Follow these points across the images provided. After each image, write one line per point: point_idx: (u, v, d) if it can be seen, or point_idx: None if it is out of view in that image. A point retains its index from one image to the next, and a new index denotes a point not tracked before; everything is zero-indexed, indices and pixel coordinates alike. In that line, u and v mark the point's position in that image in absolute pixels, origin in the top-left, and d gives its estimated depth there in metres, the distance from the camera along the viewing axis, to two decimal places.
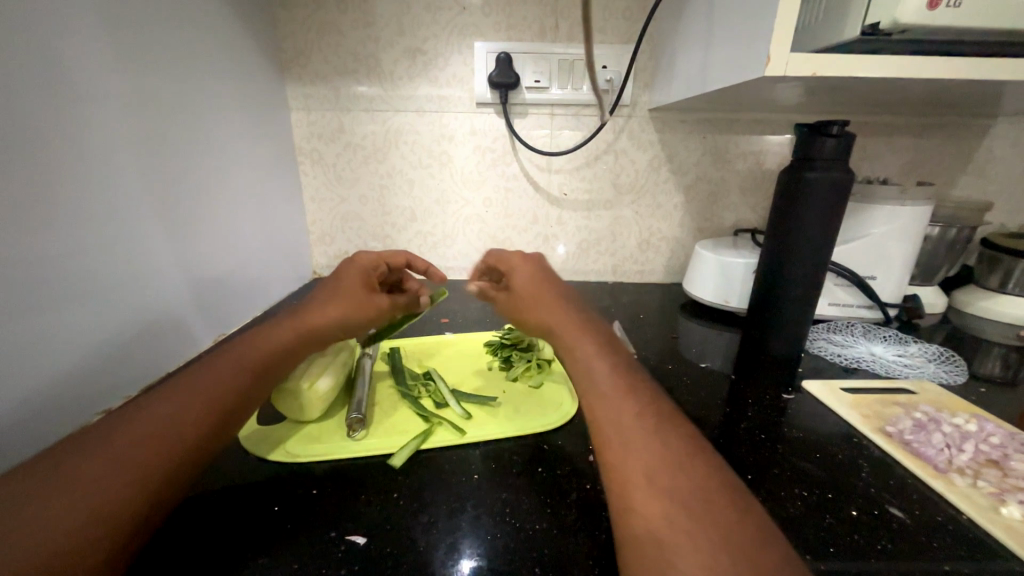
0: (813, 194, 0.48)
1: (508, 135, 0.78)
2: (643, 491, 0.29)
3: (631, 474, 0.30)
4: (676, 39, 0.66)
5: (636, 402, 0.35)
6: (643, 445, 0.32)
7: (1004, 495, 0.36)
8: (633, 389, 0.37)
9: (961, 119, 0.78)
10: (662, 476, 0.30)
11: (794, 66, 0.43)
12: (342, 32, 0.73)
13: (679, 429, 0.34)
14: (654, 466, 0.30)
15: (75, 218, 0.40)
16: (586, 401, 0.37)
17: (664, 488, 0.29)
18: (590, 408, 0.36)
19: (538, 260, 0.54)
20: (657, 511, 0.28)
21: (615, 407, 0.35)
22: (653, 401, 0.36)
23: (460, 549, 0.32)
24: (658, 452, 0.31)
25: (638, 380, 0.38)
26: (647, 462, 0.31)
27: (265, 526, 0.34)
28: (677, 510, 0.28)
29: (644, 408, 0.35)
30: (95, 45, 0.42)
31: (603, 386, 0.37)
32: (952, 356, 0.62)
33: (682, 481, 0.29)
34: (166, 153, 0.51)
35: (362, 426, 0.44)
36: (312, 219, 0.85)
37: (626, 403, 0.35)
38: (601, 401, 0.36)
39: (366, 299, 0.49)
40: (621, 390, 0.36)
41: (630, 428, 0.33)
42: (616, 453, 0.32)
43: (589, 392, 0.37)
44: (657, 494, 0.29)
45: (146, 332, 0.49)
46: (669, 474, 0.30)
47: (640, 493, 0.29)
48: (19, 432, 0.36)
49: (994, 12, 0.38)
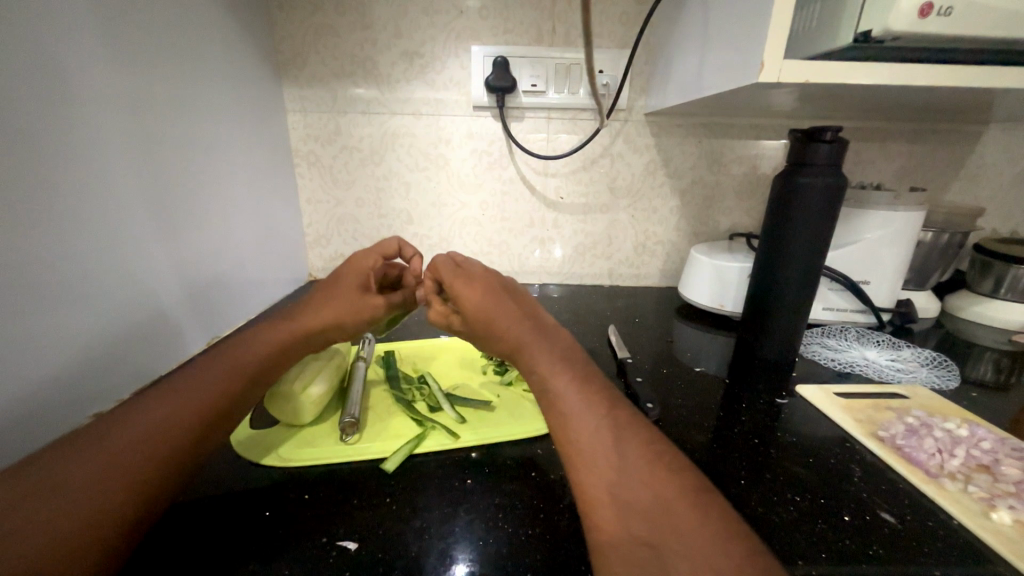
0: (806, 201, 0.49)
1: (505, 139, 0.79)
2: (611, 507, 0.29)
3: (598, 491, 0.31)
4: (673, 45, 0.66)
5: (598, 413, 0.35)
6: (608, 459, 0.32)
7: (995, 501, 0.37)
8: (594, 400, 0.36)
9: (954, 125, 0.79)
10: (627, 490, 0.30)
11: (787, 73, 0.43)
12: (340, 35, 0.73)
13: (642, 435, 0.34)
14: (619, 480, 0.31)
15: (70, 219, 0.40)
16: (550, 421, 0.37)
17: (629, 502, 0.29)
18: (555, 428, 0.36)
19: (473, 265, 0.49)
20: (624, 527, 0.28)
21: (577, 423, 0.34)
22: (616, 409, 0.36)
23: (452, 554, 0.32)
24: (622, 464, 0.31)
25: (600, 388, 0.38)
26: (612, 477, 0.31)
27: (256, 531, 0.33)
28: (642, 523, 0.28)
29: (607, 422, 0.34)
30: (91, 47, 0.42)
31: (564, 403, 0.36)
32: (945, 361, 0.62)
33: (645, 491, 0.29)
34: (161, 155, 0.51)
35: (355, 430, 0.44)
36: (308, 221, 0.85)
37: (588, 417, 0.35)
38: (563, 420, 0.35)
39: (363, 300, 0.49)
40: (581, 403, 0.36)
41: (593, 443, 0.33)
42: (582, 471, 0.32)
43: (551, 411, 0.37)
44: (623, 510, 0.29)
45: (139, 334, 0.48)
46: (634, 485, 0.30)
47: (608, 511, 0.29)
48: (9, 436, 0.36)
49: (983, 21, 0.38)
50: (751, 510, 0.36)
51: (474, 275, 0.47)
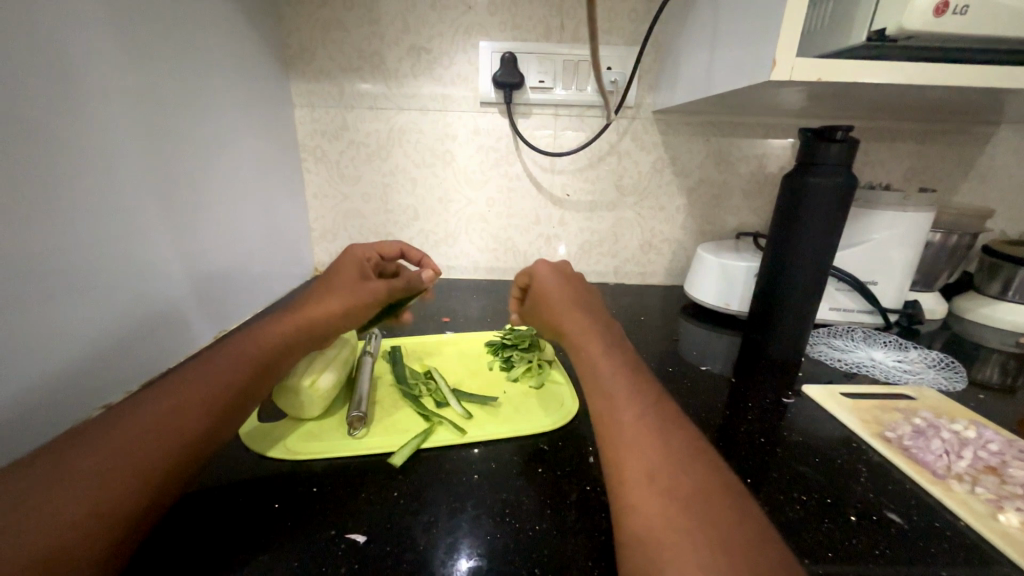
0: (816, 199, 0.48)
1: (512, 135, 0.78)
2: (647, 489, 0.30)
3: (634, 471, 0.31)
4: (682, 42, 0.66)
5: (643, 402, 0.35)
6: (649, 444, 0.32)
7: (1002, 502, 0.37)
8: (639, 390, 0.37)
9: (964, 126, 0.78)
10: (667, 474, 0.30)
11: (799, 72, 0.43)
12: (347, 29, 0.73)
13: (683, 430, 0.34)
14: (658, 465, 0.31)
15: (78, 210, 0.40)
16: (593, 403, 0.37)
17: (665, 487, 0.29)
18: (598, 408, 0.37)
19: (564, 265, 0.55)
20: (658, 509, 0.28)
21: (623, 407, 0.35)
22: (661, 403, 0.36)
23: (459, 549, 0.32)
24: (663, 451, 0.31)
25: (646, 382, 0.38)
26: (651, 461, 0.31)
27: (265, 524, 0.34)
28: (678, 509, 0.28)
29: (649, 411, 0.35)
30: (99, 39, 0.42)
31: (611, 387, 0.37)
32: (952, 362, 0.62)
33: (682, 480, 0.29)
34: (169, 149, 0.51)
35: (363, 424, 0.44)
36: (314, 216, 0.85)
37: (633, 404, 0.35)
38: (609, 402, 0.36)
39: (362, 287, 0.51)
40: (628, 391, 0.36)
41: (635, 428, 0.33)
42: (622, 452, 0.32)
43: (597, 391, 0.38)
44: (659, 494, 0.29)
45: (146, 328, 0.49)
46: (673, 474, 0.30)
47: (644, 492, 0.29)
48: (19, 426, 0.36)
49: (998, 20, 0.38)
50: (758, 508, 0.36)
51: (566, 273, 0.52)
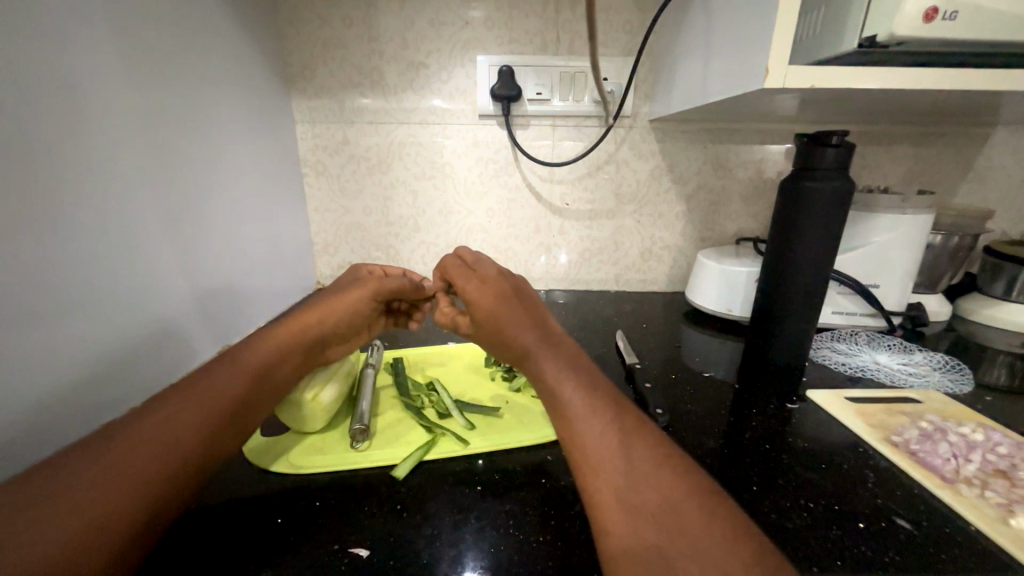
0: (814, 205, 0.48)
1: (510, 146, 0.79)
2: (622, 510, 0.29)
3: (609, 491, 0.31)
4: (676, 53, 0.67)
5: (610, 417, 0.35)
6: (618, 459, 0.32)
7: (1013, 506, 0.36)
8: (604, 404, 0.36)
9: (960, 129, 0.79)
10: (637, 490, 0.30)
11: (793, 78, 0.43)
12: (346, 46, 0.74)
13: (650, 439, 0.34)
14: (629, 481, 0.31)
15: (83, 228, 0.41)
16: (561, 427, 0.37)
17: (641, 504, 0.29)
18: (566, 432, 0.36)
19: (487, 315, 0.45)
20: (635, 532, 0.28)
21: (587, 425, 0.35)
22: (626, 414, 0.36)
23: (462, 562, 0.32)
24: (633, 468, 0.31)
25: (608, 394, 0.38)
26: (623, 478, 0.31)
27: (267, 538, 0.34)
28: (652, 526, 0.28)
29: (616, 424, 0.35)
30: (103, 60, 0.43)
31: (574, 405, 0.36)
32: (958, 364, 0.61)
33: (654, 493, 0.30)
34: (172, 165, 0.52)
35: (365, 436, 0.44)
36: (316, 230, 0.85)
37: (598, 420, 0.35)
38: (574, 424, 0.36)
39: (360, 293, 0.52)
40: (591, 407, 0.36)
41: (603, 447, 0.33)
42: (594, 475, 0.32)
43: (563, 413, 0.37)
44: (632, 513, 0.29)
45: (150, 343, 0.49)
46: (643, 489, 0.30)
47: (616, 513, 0.29)
48: (19, 445, 0.36)
49: (989, 25, 0.39)
50: (765, 517, 0.36)
51: (476, 305, 0.46)
